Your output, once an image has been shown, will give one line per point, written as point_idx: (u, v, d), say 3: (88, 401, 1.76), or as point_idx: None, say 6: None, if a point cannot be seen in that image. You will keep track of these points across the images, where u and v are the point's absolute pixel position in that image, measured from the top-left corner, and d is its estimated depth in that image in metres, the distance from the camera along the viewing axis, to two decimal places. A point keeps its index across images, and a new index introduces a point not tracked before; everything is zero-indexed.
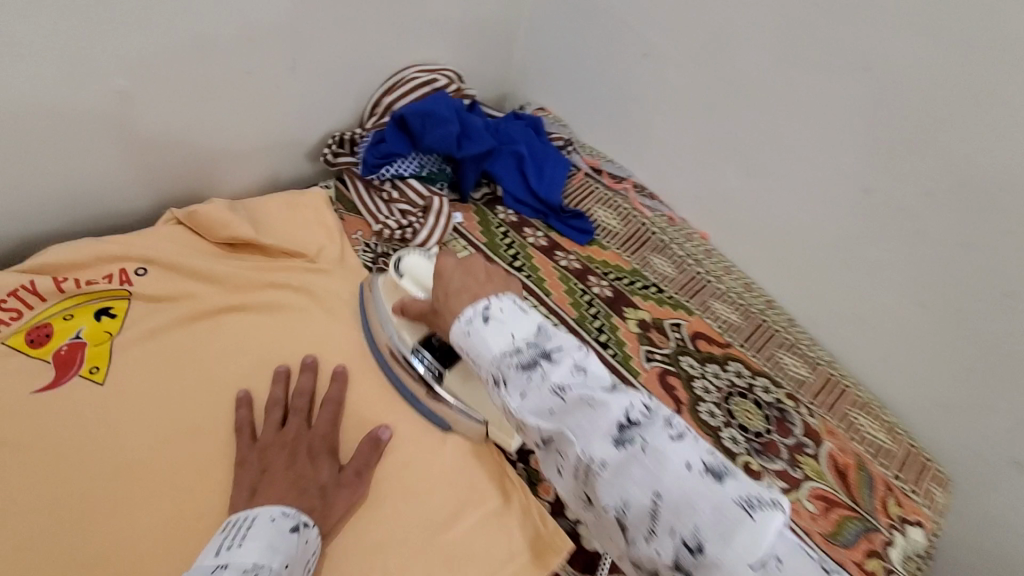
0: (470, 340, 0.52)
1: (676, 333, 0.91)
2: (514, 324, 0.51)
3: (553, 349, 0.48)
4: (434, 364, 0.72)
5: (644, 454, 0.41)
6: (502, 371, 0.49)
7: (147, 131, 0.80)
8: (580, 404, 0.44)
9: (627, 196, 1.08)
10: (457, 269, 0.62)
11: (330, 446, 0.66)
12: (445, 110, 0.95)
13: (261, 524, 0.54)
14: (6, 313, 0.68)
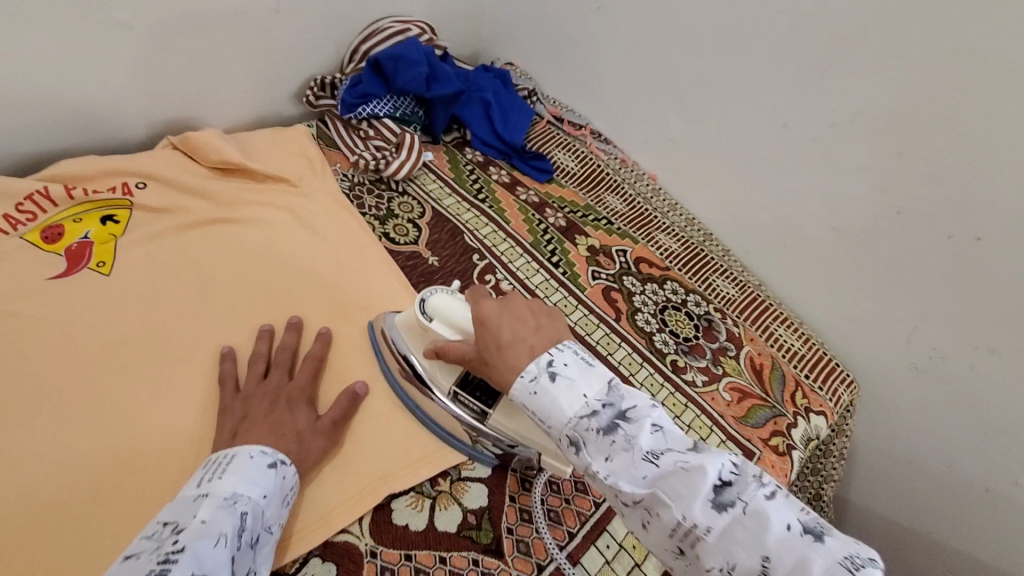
0: (539, 401, 0.55)
1: (621, 257, 1.01)
2: (582, 386, 0.54)
3: (629, 408, 0.52)
4: (474, 403, 0.69)
5: (745, 515, 0.46)
6: (582, 435, 0.52)
7: (147, 63, 0.89)
8: (673, 469, 0.48)
9: (585, 141, 1.19)
10: (499, 314, 0.62)
11: (309, 399, 0.69)
12: (416, 54, 1.05)
13: (242, 460, 0.57)
14: (24, 213, 0.78)
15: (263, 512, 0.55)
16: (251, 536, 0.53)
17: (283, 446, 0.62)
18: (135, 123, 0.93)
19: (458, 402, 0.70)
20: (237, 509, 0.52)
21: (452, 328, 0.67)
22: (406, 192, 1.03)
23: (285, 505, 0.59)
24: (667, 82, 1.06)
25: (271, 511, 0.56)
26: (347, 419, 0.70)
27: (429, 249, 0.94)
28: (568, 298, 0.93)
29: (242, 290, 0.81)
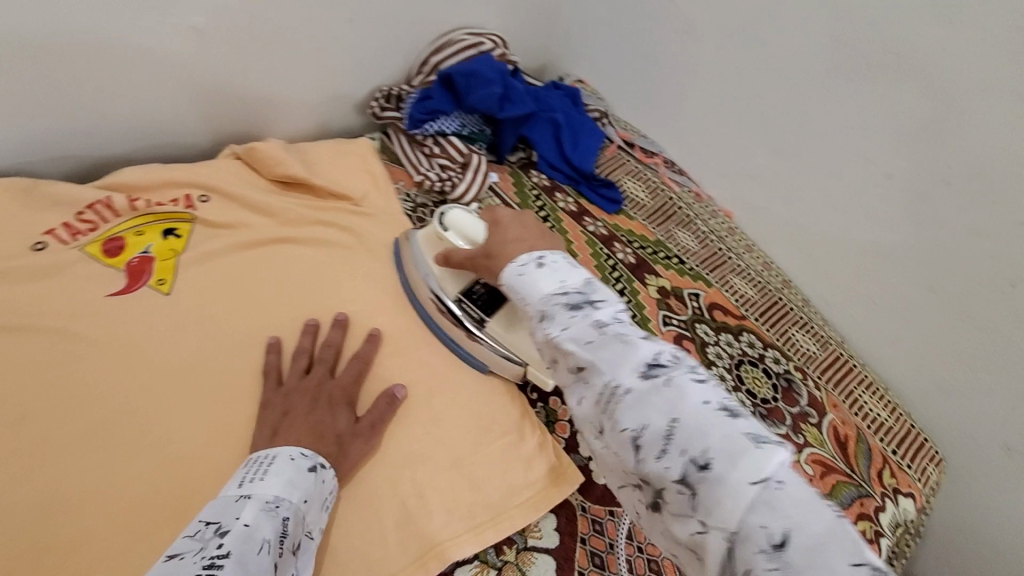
0: (518, 279, 0.54)
1: (694, 302, 0.95)
2: (563, 273, 0.53)
3: (598, 297, 0.50)
4: (475, 311, 0.76)
5: (666, 385, 0.42)
6: (549, 307, 0.50)
7: (217, 69, 0.85)
8: (614, 338, 0.46)
9: (657, 170, 1.13)
10: (513, 217, 0.67)
11: (347, 397, 0.68)
12: (490, 72, 0.99)
13: (282, 461, 0.55)
14: (85, 223, 0.75)
15: (304, 514, 0.52)
16: (292, 543, 0.50)
17: (322, 449, 0.60)
18: (199, 128, 0.90)
19: (463, 313, 0.76)
20: (279, 509, 0.50)
21: (465, 234, 0.77)
22: None
23: (324, 510, 0.57)
24: (753, 116, 0.99)
25: (311, 516, 0.54)
26: (385, 422, 0.68)
27: None
28: None
29: (301, 317, 0.76)
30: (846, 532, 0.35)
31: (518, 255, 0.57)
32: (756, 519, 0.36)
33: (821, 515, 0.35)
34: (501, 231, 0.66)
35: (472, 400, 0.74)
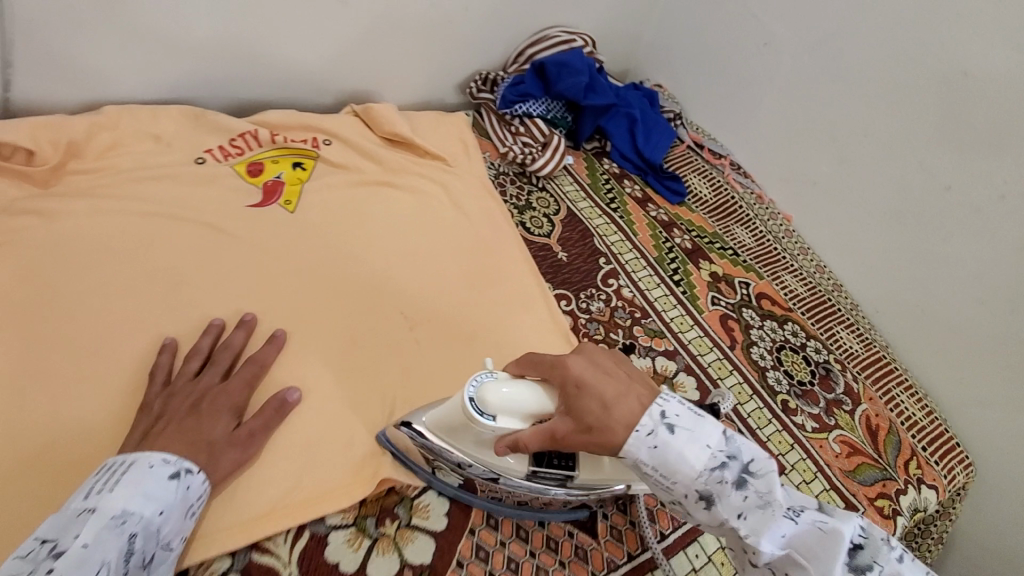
0: (653, 456, 0.50)
1: (744, 289, 1.01)
2: (698, 448, 0.49)
3: (752, 463, 0.50)
4: (557, 471, 0.61)
5: (873, 573, 0.48)
6: (718, 492, 0.50)
7: (349, 39, 1.00)
8: (811, 530, 0.49)
9: (722, 171, 1.21)
10: (594, 373, 0.53)
11: (235, 405, 0.63)
12: (580, 64, 1.12)
13: (141, 470, 0.52)
14: (235, 147, 0.90)
15: (159, 528, 0.51)
16: (140, 556, 0.49)
17: (192, 455, 0.57)
18: (326, 92, 1.04)
19: (539, 483, 0.62)
20: (127, 526, 0.48)
21: (520, 412, 0.56)
22: (546, 188, 1.09)
23: (191, 518, 0.55)
24: (822, 126, 1.05)
25: (168, 527, 0.52)
26: (269, 431, 0.63)
27: (560, 244, 0.99)
28: (685, 317, 0.94)
29: (393, 247, 0.88)
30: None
31: (629, 420, 0.50)
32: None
33: None
34: (592, 407, 0.51)
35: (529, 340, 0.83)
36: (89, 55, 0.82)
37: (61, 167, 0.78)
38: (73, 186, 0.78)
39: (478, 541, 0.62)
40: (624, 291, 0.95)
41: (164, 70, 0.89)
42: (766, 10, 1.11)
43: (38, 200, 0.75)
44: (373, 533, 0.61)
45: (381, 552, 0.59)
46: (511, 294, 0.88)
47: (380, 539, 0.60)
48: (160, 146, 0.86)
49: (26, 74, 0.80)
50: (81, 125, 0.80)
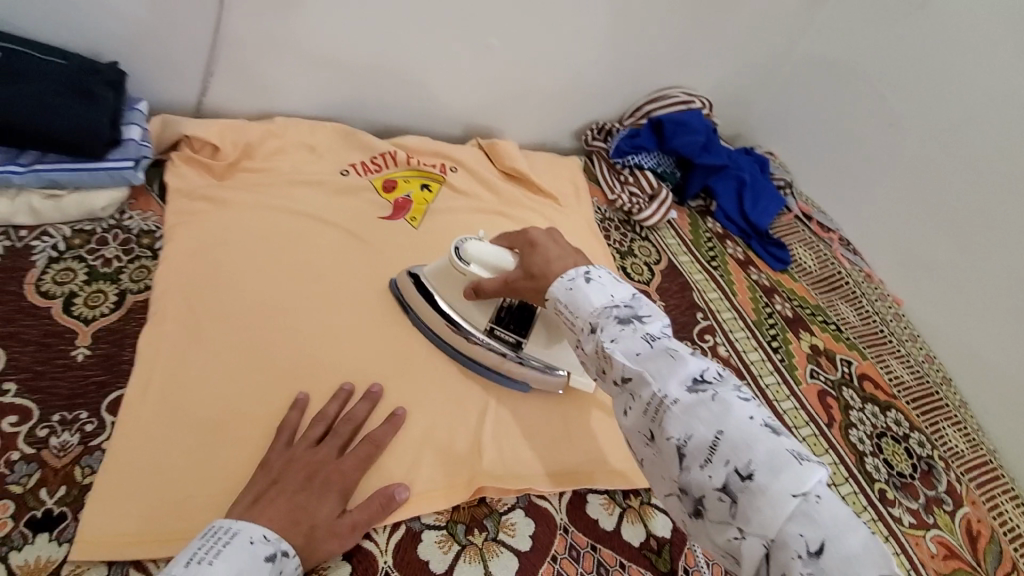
0: (568, 294, 0.56)
1: (845, 367, 0.98)
2: (600, 290, 0.55)
3: (644, 313, 0.52)
4: (510, 335, 0.75)
5: (712, 400, 0.45)
6: (601, 319, 0.53)
7: (488, 79, 1.09)
8: (660, 353, 0.49)
9: (830, 245, 1.20)
10: (547, 240, 0.66)
11: (345, 486, 0.61)
12: (697, 124, 1.15)
13: (240, 543, 0.50)
14: (375, 165, 1.00)
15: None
16: None
17: (290, 536, 0.54)
18: (457, 123, 1.13)
19: (495, 339, 0.75)
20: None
21: (490, 263, 0.71)
22: (648, 239, 1.11)
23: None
24: (946, 214, 1.06)
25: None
26: (369, 524, 0.60)
27: (658, 293, 1.00)
28: (781, 385, 0.92)
29: None
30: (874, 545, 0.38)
31: (562, 271, 0.60)
32: (796, 526, 0.39)
33: (856, 530, 0.39)
34: (538, 260, 0.64)
35: None
36: (274, 72, 0.96)
37: (235, 164, 0.90)
38: (241, 181, 0.89)
39: (560, 569, 0.64)
40: (719, 349, 0.94)
41: (328, 90, 1.01)
42: (894, 93, 1.12)
43: (213, 189, 0.86)
44: (463, 540, 0.64)
45: (468, 560, 0.62)
46: None
47: (468, 547, 0.63)
48: (314, 156, 0.96)
49: (221, 82, 0.94)
50: (258, 131, 0.93)
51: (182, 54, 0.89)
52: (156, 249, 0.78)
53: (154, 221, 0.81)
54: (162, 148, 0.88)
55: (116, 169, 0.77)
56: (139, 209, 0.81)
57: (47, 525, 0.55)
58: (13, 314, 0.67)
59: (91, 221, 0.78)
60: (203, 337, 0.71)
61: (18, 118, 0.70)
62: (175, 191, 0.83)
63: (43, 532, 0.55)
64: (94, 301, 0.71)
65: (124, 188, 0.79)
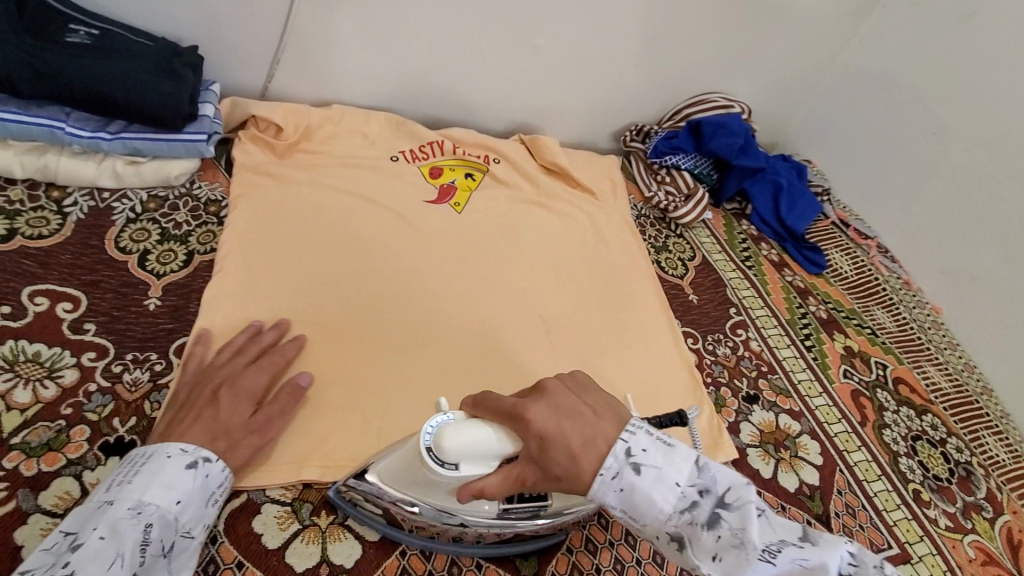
0: (627, 500, 0.47)
1: (880, 370, 0.99)
2: (663, 490, 0.46)
3: (726, 496, 0.46)
4: (530, 505, 0.57)
5: None
6: (688, 529, 0.46)
7: (533, 78, 1.13)
8: (791, 568, 0.44)
9: (868, 252, 1.20)
10: (558, 421, 0.48)
11: (254, 391, 0.63)
12: (736, 126, 1.16)
13: (157, 462, 0.53)
14: (423, 152, 1.05)
15: (176, 517, 0.51)
16: (160, 545, 0.50)
17: (211, 444, 0.57)
18: (502, 119, 1.18)
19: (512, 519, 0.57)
20: (143, 516, 0.50)
21: (487, 457, 0.51)
22: (683, 236, 1.12)
23: (213, 508, 0.55)
24: (991, 221, 1.06)
25: (187, 516, 0.52)
26: (285, 416, 0.64)
27: (691, 287, 1.01)
28: (814, 382, 0.93)
29: (540, 259, 0.96)
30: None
31: (596, 466, 0.46)
32: None
33: None
34: (560, 458, 0.47)
35: (662, 358, 0.87)
36: (334, 62, 1.02)
37: (295, 145, 0.96)
38: (300, 160, 0.95)
39: (588, 534, 0.66)
40: (752, 343, 0.95)
41: (383, 82, 1.06)
42: (938, 101, 1.13)
43: (275, 166, 0.92)
44: None
45: None
46: (648, 317, 0.92)
47: None
48: (366, 142, 1.02)
49: (286, 69, 1.00)
50: (317, 116, 0.99)
51: (253, 42, 0.96)
52: (222, 216, 0.84)
53: (220, 191, 0.87)
54: (229, 128, 0.95)
55: (192, 141, 0.83)
56: (207, 180, 0.88)
57: (119, 450, 0.59)
58: (96, 264, 0.72)
59: (164, 188, 0.84)
60: (262, 297, 0.76)
61: (111, 89, 0.77)
62: (240, 166, 0.90)
63: (116, 457, 0.59)
64: (165, 258, 0.77)
65: (195, 160, 0.85)
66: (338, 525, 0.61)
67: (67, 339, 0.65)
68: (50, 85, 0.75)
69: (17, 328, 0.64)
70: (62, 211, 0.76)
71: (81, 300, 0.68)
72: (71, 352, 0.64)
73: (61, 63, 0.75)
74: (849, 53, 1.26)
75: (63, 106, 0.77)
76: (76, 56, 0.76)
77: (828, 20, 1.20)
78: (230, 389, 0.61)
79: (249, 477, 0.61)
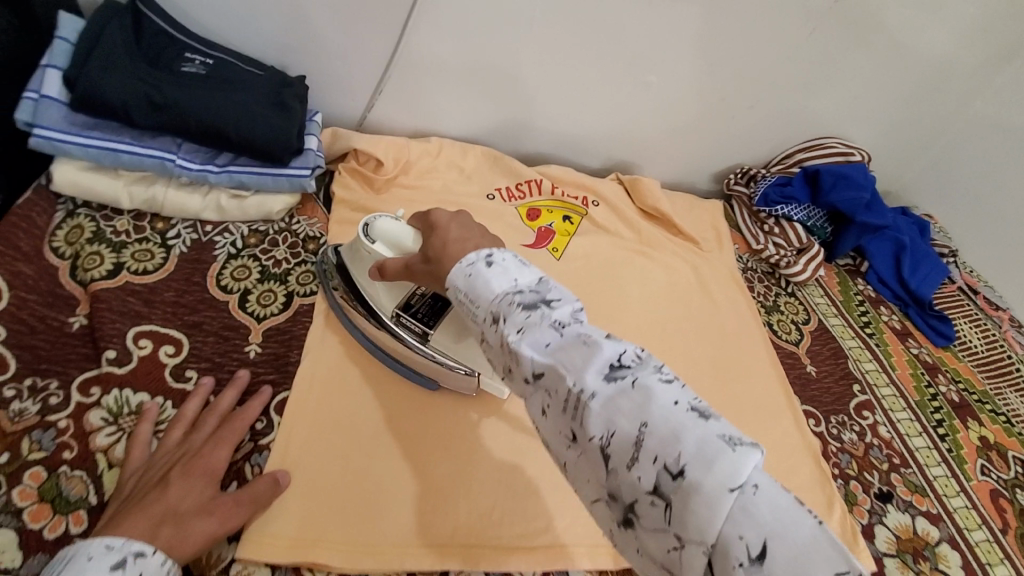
0: (464, 281, 0.44)
1: (1019, 467, 0.88)
2: (493, 275, 0.43)
3: (554, 296, 0.42)
4: (417, 326, 0.66)
5: (632, 388, 0.36)
6: (502, 308, 0.41)
7: (637, 115, 1.06)
8: (575, 342, 0.39)
9: (999, 325, 1.08)
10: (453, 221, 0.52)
11: (216, 470, 0.55)
12: (862, 178, 1.05)
13: (75, 567, 0.43)
14: (520, 191, 0.99)
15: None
16: None
17: (151, 536, 0.47)
18: (598, 156, 1.12)
19: (400, 328, 0.67)
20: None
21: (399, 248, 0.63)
22: (795, 295, 1.03)
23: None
24: None
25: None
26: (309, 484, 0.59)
27: (809, 357, 0.92)
28: (950, 480, 0.82)
29: (643, 314, 0.89)
30: (827, 537, 0.30)
31: (461, 257, 0.47)
32: (729, 528, 0.31)
33: (800, 520, 0.31)
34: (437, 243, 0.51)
35: (777, 440, 0.78)
36: (435, 92, 0.98)
37: (393, 180, 0.92)
38: (397, 196, 0.91)
39: None
40: (881, 428, 0.85)
41: (482, 113, 1.02)
42: None
43: (373, 203, 0.88)
44: None
45: None
46: (762, 391, 0.84)
47: None
48: (462, 178, 0.97)
49: (387, 99, 0.97)
50: (416, 149, 0.95)
51: (356, 70, 0.93)
52: (320, 255, 0.81)
53: (318, 227, 0.84)
54: (330, 159, 0.92)
55: (296, 176, 0.80)
56: (306, 215, 0.85)
57: None
58: (197, 304, 0.69)
59: (265, 222, 0.81)
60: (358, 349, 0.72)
61: (223, 122, 0.74)
62: (341, 202, 0.87)
63: None
64: (265, 299, 0.73)
65: (297, 194, 0.82)
66: None
67: (170, 388, 0.62)
68: (166, 115, 0.72)
69: (121, 375, 0.61)
70: (166, 244, 0.74)
71: (182, 344, 0.65)
72: (173, 403, 0.61)
73: (177, 94, 0.73)
74: (985, 102, 1.14)
75: (174, 137, 0.75)
76: (192, 88, 0.74)
77: (968, 65, 1.08)
78: (186, 468, 0.53)
79: (353, 563, 0.56)
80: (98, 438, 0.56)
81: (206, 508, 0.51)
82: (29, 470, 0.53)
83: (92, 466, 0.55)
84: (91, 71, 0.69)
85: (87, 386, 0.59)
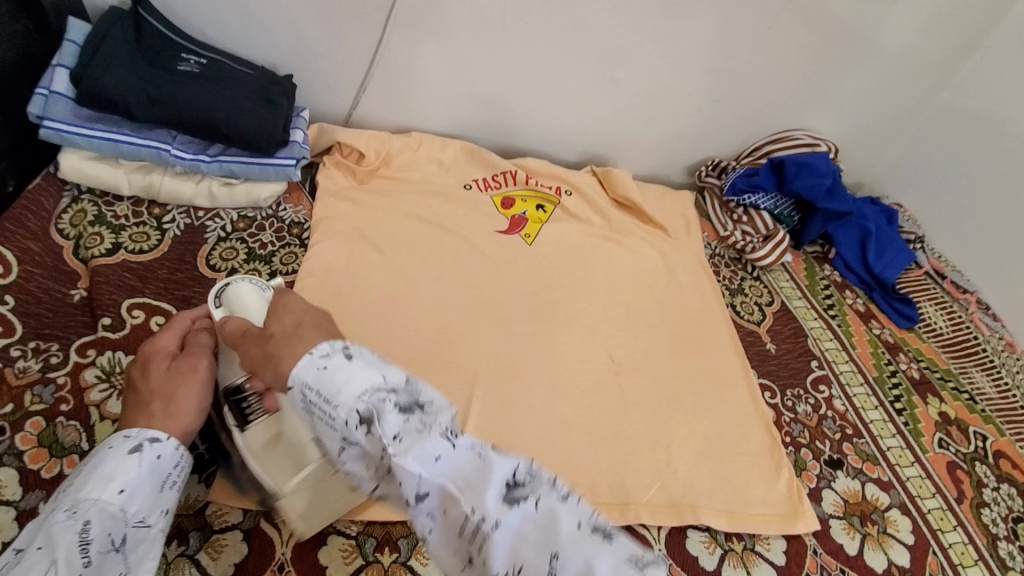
0: (317, 377, 0.40)
1: (979, 441, 0.91)
2: (365, 366, 0.41)
3: (426, 399, 0.40)
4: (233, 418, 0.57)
5: (534, 512, 0.35)
6: (371, 410, 0.38)
7: (609, 110, 1.12)
8: (466, 457, 0.37)
9: (966, 307, 1.11)
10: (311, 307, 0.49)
11: (170, 349, 0.56)
12: (823, 166, 1.09)
13: (96, 456, 0.45)
14: (495, 181, 1.05)
15: (123, 508, 0.43)
16: (111, 544, 0.41)
17: (145, 420, 0.50)
18: (574, 149, 1.17)
19: (224, 410, 0.58)
20: (79, 515, 0.41)
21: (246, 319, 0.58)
22: (759, 279, 1.07)
23: (173, 492, 0.47)
24: None
25: (139, 505, 0.44)
26: None
27: (769, 336, 0.96)
28: (904, 450, 0.86)
29: (608, 295, 0.94)
30: None
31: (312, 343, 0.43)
32: None
33: None
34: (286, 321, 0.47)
35: (729, 412, 0.83)
36: (414, 89, 1.04)
37: (375, 171, 0.98)
38: (377, 186, 0.97)
39: None
40: (836, 402, 0.89)
41: (460, 108, 1.08)
42: None
43: (355, 191, 0.94)
44: None
45: None
46: (718, 367, 0.88)
47: None
48: (441, 170, 1.03)
49: (370, 96, 1.03)
50: (397, 142, 1.01)
51: (339, 69, 0.99)
52: (304, 238, 0.87)
53: (303, 213, 0.90)
54: (316, 152, 0.98)
55: (281, 165, 0.86)
56: (292, 203, 0.91)
57: (197, 469, 0.61)
58: (187, 281, 0.76)
59: (253, 209, 0.88)
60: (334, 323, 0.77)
61: (214, 116, 0.81)
62: (324, 190, 0.93)
63: (195, 474, 0.61)
64: None
65: (283, 183, 0.88)
66: (400, 564, 0.61)
67: None
68: (162, 110, 0.79)
69: (115, 339, 0.67)
70: (161, 228, 0.80)
71: (172, 315, 0.72)
72: None
73: (173, 91, 0.80)
74: (949, 93, 1.18)
75: (169, 130, 0.82)
76: (187, 85, 0.81)
77: (929, 58, 1.12)
78: (140, 361, 0.54)
79: None
80: (92, 394, 0.63)
81: (171, 378, 0.53)
82: (30, 419, 0.60)
83: (85, 418, 0.61)
84: (94, 69, 0.76)
85: (84, 348, 0.66)
